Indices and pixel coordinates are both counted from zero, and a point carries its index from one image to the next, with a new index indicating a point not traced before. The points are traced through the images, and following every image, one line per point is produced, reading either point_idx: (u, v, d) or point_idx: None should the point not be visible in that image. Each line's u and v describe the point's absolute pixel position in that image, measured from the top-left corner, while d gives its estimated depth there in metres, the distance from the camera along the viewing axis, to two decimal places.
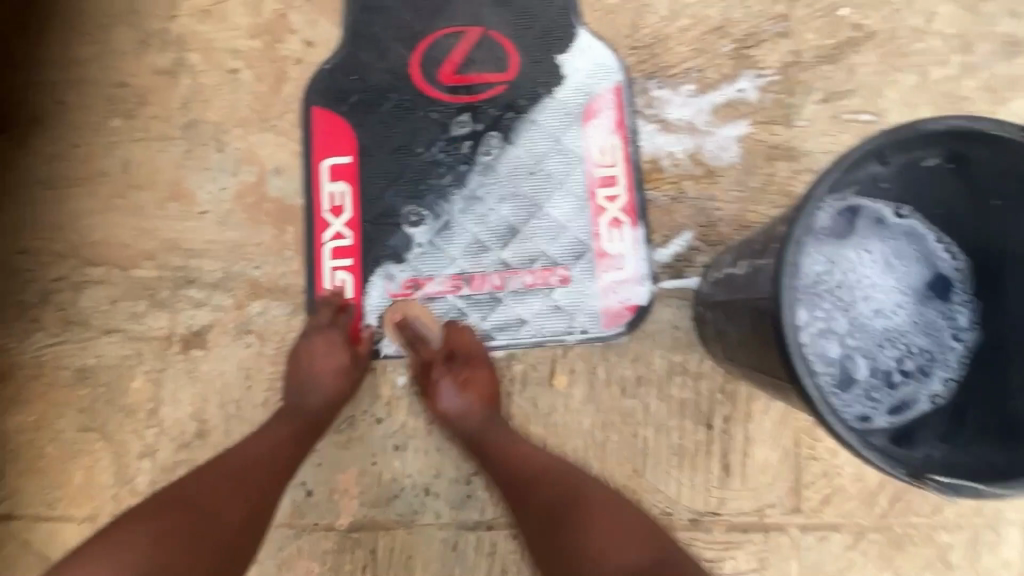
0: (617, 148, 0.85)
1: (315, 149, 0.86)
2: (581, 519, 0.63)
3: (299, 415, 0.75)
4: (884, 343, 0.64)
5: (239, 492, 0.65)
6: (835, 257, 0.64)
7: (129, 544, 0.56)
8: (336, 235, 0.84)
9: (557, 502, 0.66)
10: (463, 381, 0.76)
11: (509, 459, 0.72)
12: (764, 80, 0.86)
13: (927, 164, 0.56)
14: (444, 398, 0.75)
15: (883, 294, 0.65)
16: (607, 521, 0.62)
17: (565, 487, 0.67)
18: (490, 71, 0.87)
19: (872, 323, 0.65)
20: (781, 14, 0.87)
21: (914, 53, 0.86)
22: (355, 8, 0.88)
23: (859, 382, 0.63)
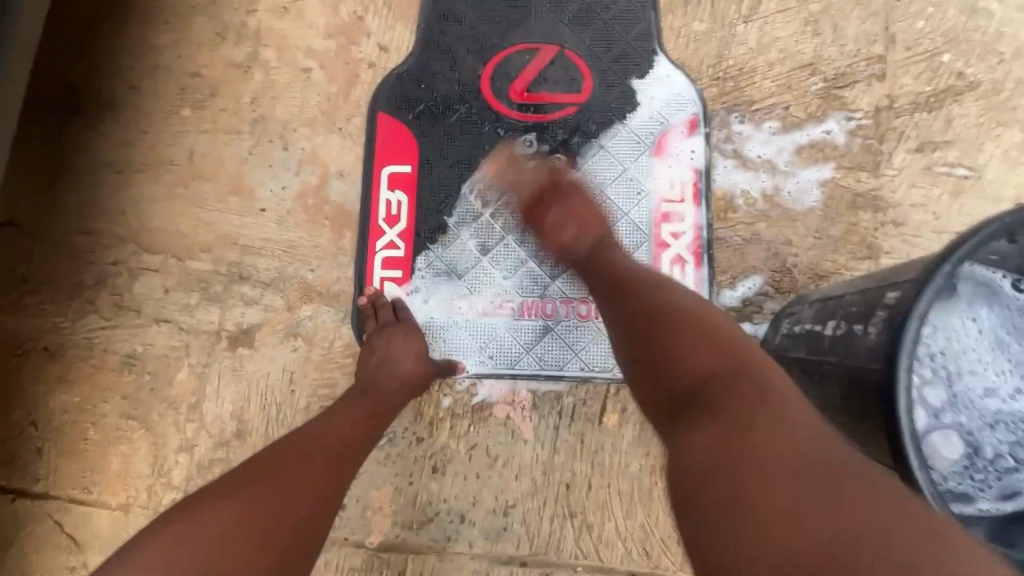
0: (686, 183, 0.81)
1: (376, 156, 0.84)
2: (671, 347, 0.51)
3: (374, 392, 0.69)
4: (995, 428, 0.56)
5: (323, 450, 0.59)
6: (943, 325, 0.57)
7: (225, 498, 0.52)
8: (388, 245, 0.83)
9: (648, 320, 0.55)
10: (565, 211, 0.73)
11: (643, 286, 0.59)
12: (854, 123, 0.81)
13: None
14: (565, 231, 0.72)
15: (997, 372, 0.57)
16: (718, 344, 0.50)
17: (659, 319, 0.54)
18: (562, 92, 0.84)
19: (981, 402, 0.56)
20: (878, 55, 0.82)
21: (1019, 108, 0.80)
22: (433, 16, 0.87)
23: (961, 467, 0.55)
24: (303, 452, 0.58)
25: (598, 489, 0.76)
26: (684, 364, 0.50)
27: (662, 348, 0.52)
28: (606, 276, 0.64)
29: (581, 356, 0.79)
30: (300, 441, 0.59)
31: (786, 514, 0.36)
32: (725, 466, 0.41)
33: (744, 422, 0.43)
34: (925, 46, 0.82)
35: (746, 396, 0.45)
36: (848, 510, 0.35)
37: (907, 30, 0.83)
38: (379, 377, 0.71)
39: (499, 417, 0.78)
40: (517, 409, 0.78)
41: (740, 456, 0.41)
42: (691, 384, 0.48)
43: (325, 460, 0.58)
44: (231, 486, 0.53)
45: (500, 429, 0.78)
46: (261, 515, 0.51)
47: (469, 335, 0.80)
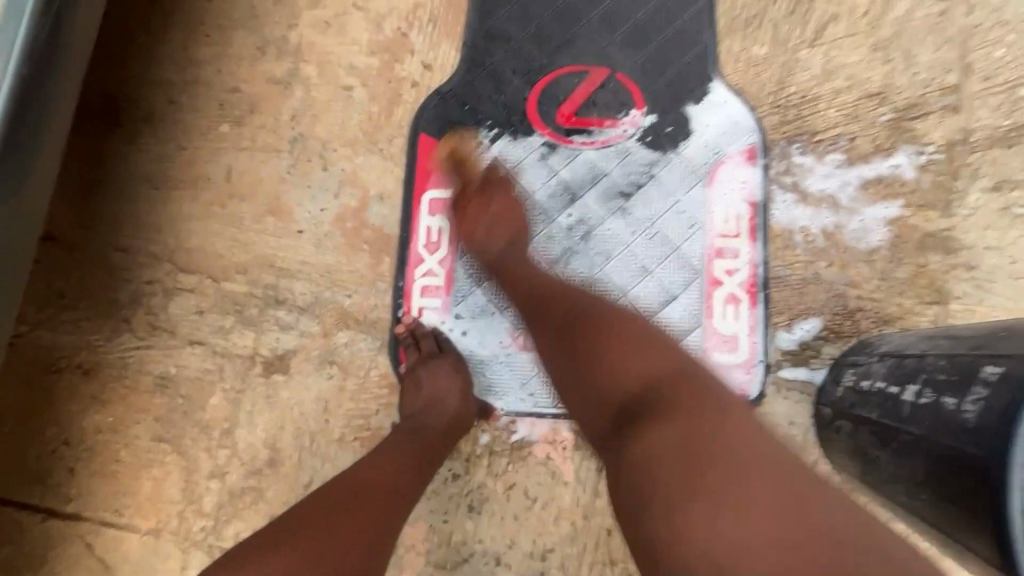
0: (742, 217, 0.77)
1: (417, 179, 0.82)
2: (616, 363, 0.58)
3: (418, 435, 0.67)
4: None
5: (363, 491, 0.58)
6: None
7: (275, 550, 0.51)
8: (427, 273, 0.80)
9: (582, 326, 0.62)
10: (497, 209, 0.75)
11: (575, 294, 0.67)
12: (925, 158, 0.76)
13: None
14: (478, 228, 0.74)
15: None
16: (649, 355, 0.58)
17: (596, 320, 0.62)
18: (612, 117, 0.80)
19: None
20: (952, 85, 0.77)
21: None
22: (478, 35, 0.84)
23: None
24: (343, 496, 0.57)
25: None
26: (610, 374, 0.58)
27: (607, 359, 0.59)
28: (540, 288, 0.69)
29: None
30: (345, 485, 0.58)
31: (710, 505, 0.44)
32: (674, 463, 0.48)
33: (669, 425, 0.51)
34: (1004, 76, 0.77)
35: (683, 409, 0.52)
36: (760, 489, 0.44)
37: (986, 59, 0.78)
38: (422, 419, 0.69)
39: (539, 457, 0.75)
40: (558, 449, 0.75)
41: (688, 461, 0.47)
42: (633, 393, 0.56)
43: (366, 501, 0.57)
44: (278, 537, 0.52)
45: (539, 470, 0.75)
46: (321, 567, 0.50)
47: (509, 370, 0.77)
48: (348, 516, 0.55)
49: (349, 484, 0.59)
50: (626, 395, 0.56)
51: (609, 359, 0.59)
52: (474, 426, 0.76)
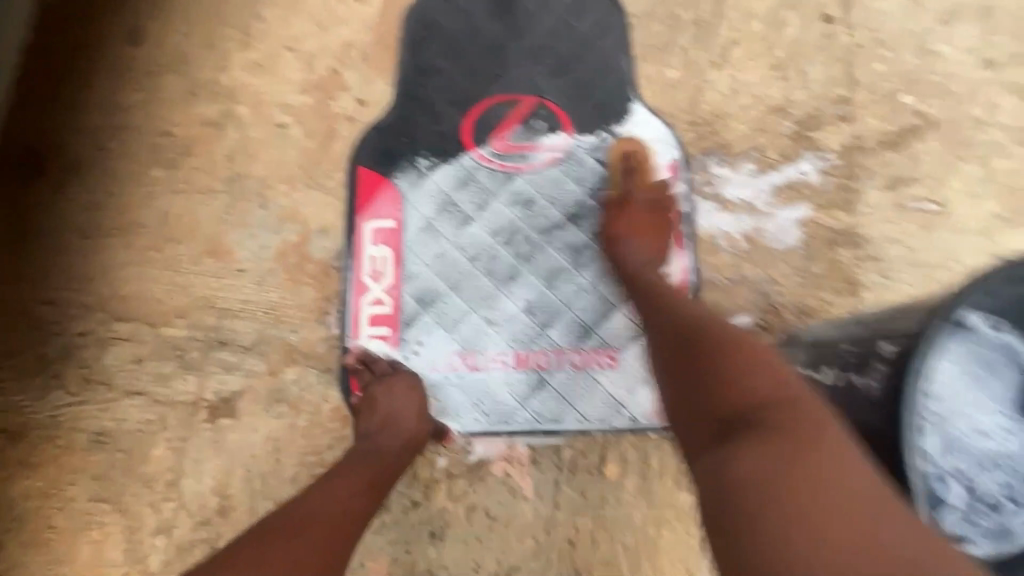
0: (671, 227, 0.82)
1: (358, 210, 0.83)
2: (730, 371, 0.53)
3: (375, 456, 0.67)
4: (986, 466, 0.56)
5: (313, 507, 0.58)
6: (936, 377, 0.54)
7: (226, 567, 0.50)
8: (373, 302, 0.80)
9: (697, 342, 0.57)
10: (642, 231, 0.78)
11: (675, 313, 0.63)
12: (826, 163, 0.84)
13: None
14: (625, 246, 0.76)
15: (985, 415, 0.56)
16: (763, 372, 0.52)
17: (710, 334, 0.57)
18: (543, 141, 0.84)
19: (975, 446, 0.56)
20: (843, 97, 0.86)
21: (977, 144, 0.85)
22: (409, 70, 0.87)
23: (957, 509, 0.55)
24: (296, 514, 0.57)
25: (603, 544, 0.74)
26: (724, 383, 0.52)
27: (716, 376, 0.53)
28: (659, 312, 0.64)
29: (577, 408, 0.77)
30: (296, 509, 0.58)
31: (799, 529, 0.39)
32: (765, 475, 0.43)
33: (777, 443, 0.45)
34: (885, 87, 0.86)
35: (786, 428, 0.46)
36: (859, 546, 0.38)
37: (868, 73, 0.87)
38: (380, 437, 0.69)
39: (497, 475, 0.76)
40: (516, 465, 0.76)
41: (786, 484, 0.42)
42: (736, 409, 0.50)
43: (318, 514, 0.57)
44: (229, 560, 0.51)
45: (498, 488, 0.75)
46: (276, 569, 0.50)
47: (462, 391, 0.78)
48: (286, 546, 0.52)
49: (297, 513, 0.57)
50: (740, 407, 0.50)
51: (722, 370, 0.53)
52: (431, 447, 0.76)
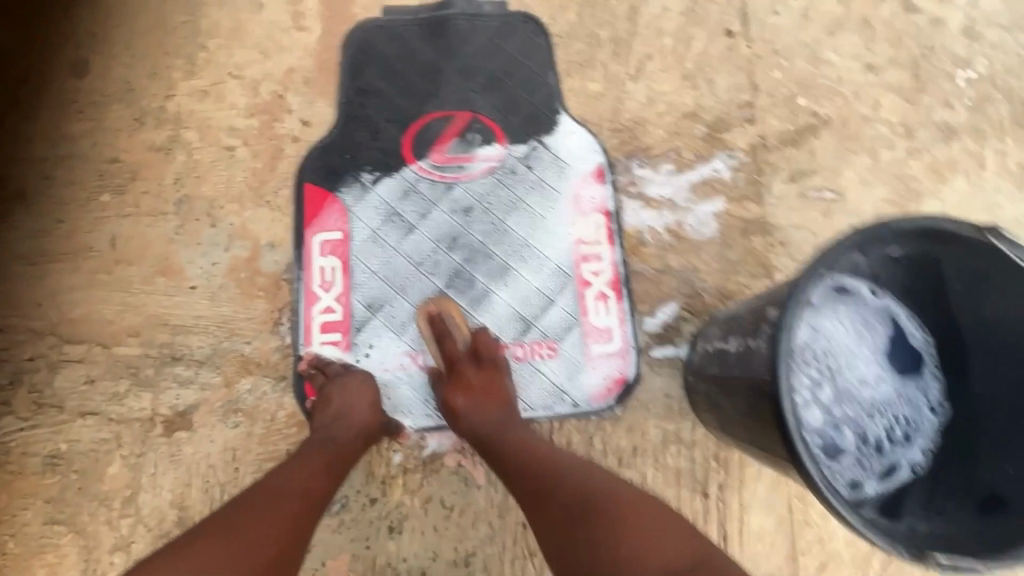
0: (600, 226, 0.89)
1: (306, 224, 0.87)
2: (633, 537, 0.55)
3: (332, 445, 0.69)
4: (872, 413, 0.66)
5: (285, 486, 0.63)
6: (818, 331, 0.66)
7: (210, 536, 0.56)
8: (324, 310, 0.84)
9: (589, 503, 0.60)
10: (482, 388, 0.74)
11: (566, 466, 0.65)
12: (736, 161, 0.93)
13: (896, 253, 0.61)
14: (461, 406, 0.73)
15: (865, 366, 0.67)
16: (663, 531, 0.56)
17: (604, 493, 0.61)
18: (479, 152, 0.91)
19: (858, 394, 0.67)
20: (747, 102, 0.96)
21: (865, 138, 0.95)
22: (350, 92, 0.92)
23: (851, 452, 0.64)
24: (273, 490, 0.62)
25: None
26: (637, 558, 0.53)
27: (625, 538, 0.55)
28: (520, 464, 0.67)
29: (523, 398, 0.82)
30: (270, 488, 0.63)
31: None
32: None
33: None
34: (783, 92, 0.97)
35: None
36: None
37: (768, 79, 0.97)
38: (335, 429, 0.72)
39: (450, 466, 0.80)
40: (468, 455, 0.80)
41: None
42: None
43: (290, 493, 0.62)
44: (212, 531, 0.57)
45: (452, 478, 0.79)
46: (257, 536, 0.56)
47: (413, 389, 0.82)
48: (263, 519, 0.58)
49: (265, 495, 0.61)
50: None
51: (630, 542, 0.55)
52: (385, 442, 0.80)
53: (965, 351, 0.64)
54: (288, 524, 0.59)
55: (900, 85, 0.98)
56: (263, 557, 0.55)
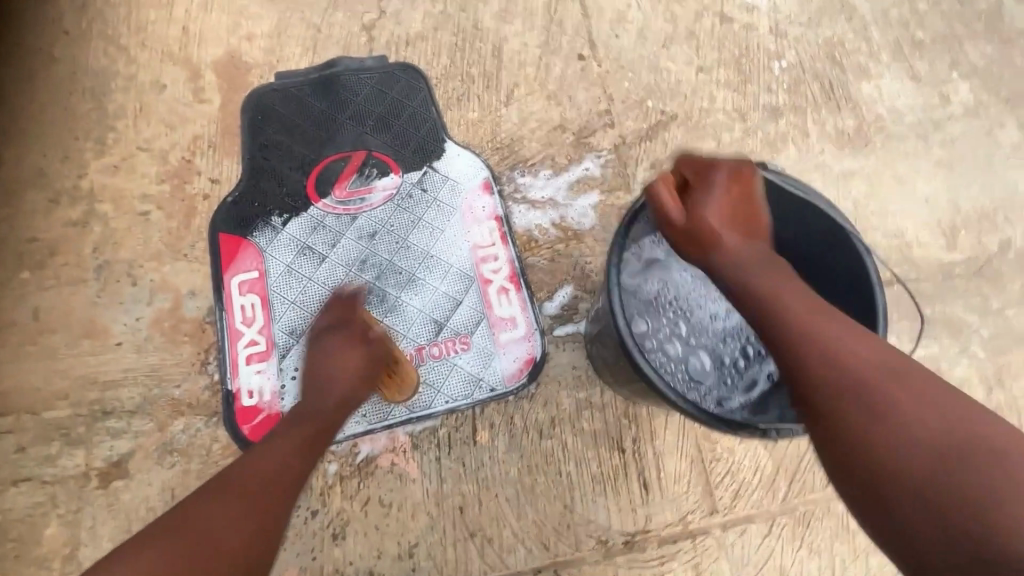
0: (494, 230, 1.00)
1: (223, 269, 0.94)
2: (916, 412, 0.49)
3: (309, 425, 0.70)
4: (726, 339, 0.79)
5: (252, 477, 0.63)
6: (666, 279, 0.80)
7: (177, 531, 0.57)
8: (249, 343, 0.90)
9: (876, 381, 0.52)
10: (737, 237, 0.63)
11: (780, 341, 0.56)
12: (603, 159, 1.08)
13: None
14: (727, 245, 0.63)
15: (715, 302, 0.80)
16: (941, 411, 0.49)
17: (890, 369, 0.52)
18: (377, 183, 1.02)
19: (712, 326, 0.79)
20: (604, 110, 1.12)
21: (707, 126, 1.12)
22: (254, 149, 1.02)
23: (713, 373, 0.77)
24: (237, 477, 0.63)
25: (488, 502, 0.85)
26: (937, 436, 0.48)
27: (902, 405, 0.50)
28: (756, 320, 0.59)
29: (443, 391, 0.89)
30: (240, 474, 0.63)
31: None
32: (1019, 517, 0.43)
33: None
34: (634, 98, 1.13)
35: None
36: None
37: (619, 90, 1.14)
38: (308, 407, 0.72)
39: (385, 466, 0.85)
40: (400, 453, 0.86)
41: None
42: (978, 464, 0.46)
43: (258, 482, 0.62)
44: (179, 521, 0.58)
45: (388, 477, 0.84)
46: (225, 532, 0.58)
47: None
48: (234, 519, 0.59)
49: (235, 484, 0.62)
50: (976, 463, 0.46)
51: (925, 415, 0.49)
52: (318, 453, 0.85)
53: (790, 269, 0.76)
54: (277, 507, 0.62)
55: (729, 80, 1.16)
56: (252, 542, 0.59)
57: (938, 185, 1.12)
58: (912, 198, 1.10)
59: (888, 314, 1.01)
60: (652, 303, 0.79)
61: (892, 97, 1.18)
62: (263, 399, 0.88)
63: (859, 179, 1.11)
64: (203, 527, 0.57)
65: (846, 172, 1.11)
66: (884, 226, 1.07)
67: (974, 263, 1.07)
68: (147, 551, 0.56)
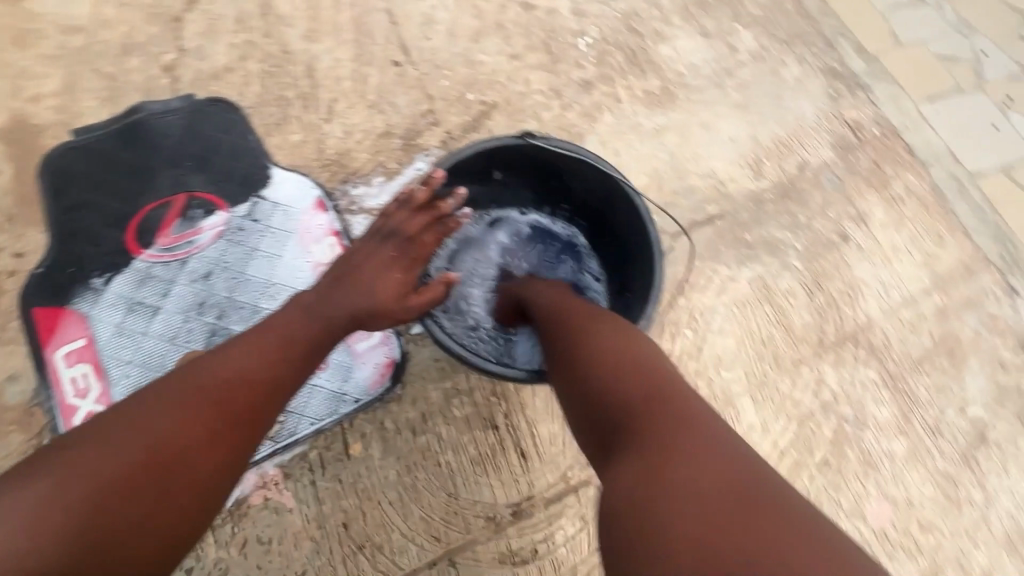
0: (334, 245, 1.00)
1: (43, 344, 0.88)
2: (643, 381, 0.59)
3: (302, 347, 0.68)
4: None
5: (226, 397, 0.59)
6: (490, 258, 0.92)
7: (145, 433, 0.54)
8: (87, 415, 0.86)
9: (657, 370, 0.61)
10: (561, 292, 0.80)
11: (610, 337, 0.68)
12: (433, 157, 1.11)
13: (501, 175, 0.85)
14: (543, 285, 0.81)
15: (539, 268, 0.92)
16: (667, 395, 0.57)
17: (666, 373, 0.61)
18: (204, 224, 0.99)
19: None
20: (428, 109, 1.15)
21: (527, 108, 1.19)
22: (59, 212, 0.96)
23: None
24: (220, 388, 0.59)
25: (371, 511, 0.85)
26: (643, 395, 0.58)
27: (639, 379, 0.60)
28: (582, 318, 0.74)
29: (306, 414, 0.88)
30: (229, 383, 0.60)
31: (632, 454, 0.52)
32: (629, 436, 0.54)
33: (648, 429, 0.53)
34: (454, 94, 1.17)
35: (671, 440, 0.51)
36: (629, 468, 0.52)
37: (439, 88, 1.17)
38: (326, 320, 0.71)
39: (258, 504, 0.83)
40: (272, 486, 0.84)
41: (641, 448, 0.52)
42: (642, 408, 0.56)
43: (234, 404, 0.59)
44: (145, 422, 0.55)
45: (262, 514, 0.83)
46: (195, 454, 0.55)
47: None
48: (206, 443, 0.56)
49: (216, 395, 0.59)
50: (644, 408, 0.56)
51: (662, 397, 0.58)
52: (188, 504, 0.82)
53: (597, 218, 0.87)
54: (236, 419, 0.59)
55: (541, 63, 1.23)
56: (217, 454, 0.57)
57: (739, 125, 1.24)
58: (719, 141, 1.22)
59: (714, 247, 1.12)
60: (480, 282, 0.90)
61: (689, 54, 1.29)
62: None
63: (671, 132, 1.21)
64: (168, 441, 0.54)
65: (659, 128, 1.21)
66: (698, 170, 1.18)
67: (780, 187, 1.20)
68: (96, 450, 0.52)
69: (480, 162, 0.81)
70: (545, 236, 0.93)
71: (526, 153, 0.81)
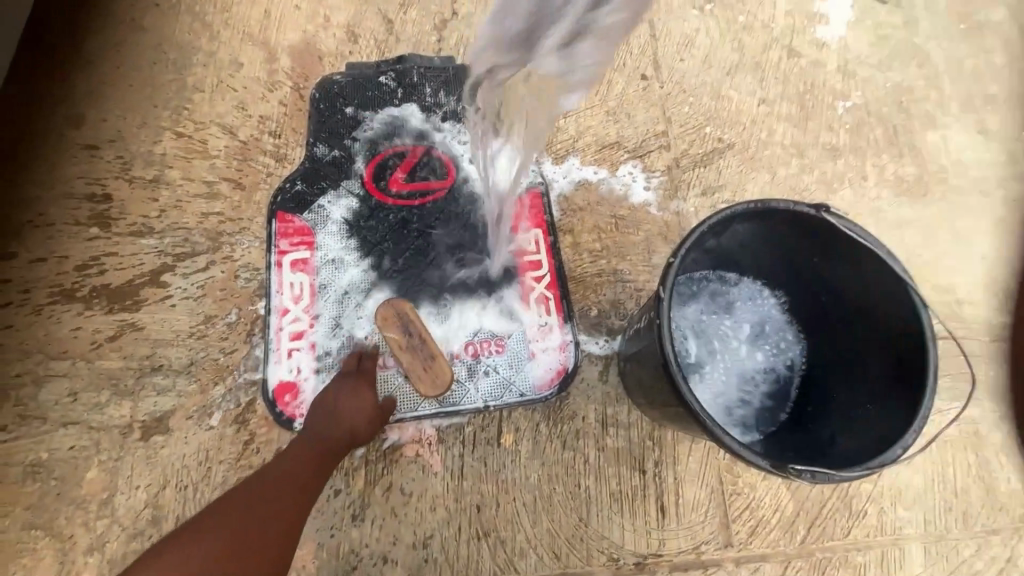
0: (539, 239, 1.01)
1: (276, 246, 0.98)
2: None
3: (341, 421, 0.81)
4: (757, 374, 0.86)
5: (282, 480, 0.74)
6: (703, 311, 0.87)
7: (225, 516, 0.68)
8: (293, 320, 0.94)
9: None
10: None
11: None
12: (654, 181, 1.08)
13: (750, 234, 0.77)
14: None
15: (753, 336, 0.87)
16: None
17: None
18: (431, 182, 1.04)
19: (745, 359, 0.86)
20: (662, 131, 1.12)
21: (764, 158, 1.12)
22: (317, 133, 1.06)
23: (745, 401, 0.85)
24: (277, 473, 0.75)
25: (506, 505, 0.86)
26: None
27: None
28: None
29: (473, 391, 0.92)
30: (282, 464, 0.76)
31: None
32: None
33: None
34: (692, 123, 1.13)
35: None
36: None
37: (679, 113, 1.13)
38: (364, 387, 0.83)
39: (409, 456, 0.88)
40: (425, 446, 0.88)
41: None
42: None
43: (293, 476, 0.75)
44: (222, 512, 0.69)
45: (411, 467, 0.87)
46: (271, 517, 0.69)
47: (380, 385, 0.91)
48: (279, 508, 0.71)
49: (270, 476, 0.75)
50: None
51: None
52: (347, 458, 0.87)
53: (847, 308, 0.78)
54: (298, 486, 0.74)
55: (790, 115, 1.15)
56: (285, 520, 0.70)
57: (996, 244, 1.09)
58: (966, 254, 1.08)
59: None
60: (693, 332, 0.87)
61: (959, 150, 1.14)
62: (300, 376, 0.92)
63: (913, 229, 1.09)
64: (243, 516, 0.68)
65: (901, 220, 1.09)
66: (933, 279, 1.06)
67: None
68: (194, 533, 0.67)
69: (741, 223, 0.75)
70: (762, 317, 0.87)
71: (790, 220, 0.74)
